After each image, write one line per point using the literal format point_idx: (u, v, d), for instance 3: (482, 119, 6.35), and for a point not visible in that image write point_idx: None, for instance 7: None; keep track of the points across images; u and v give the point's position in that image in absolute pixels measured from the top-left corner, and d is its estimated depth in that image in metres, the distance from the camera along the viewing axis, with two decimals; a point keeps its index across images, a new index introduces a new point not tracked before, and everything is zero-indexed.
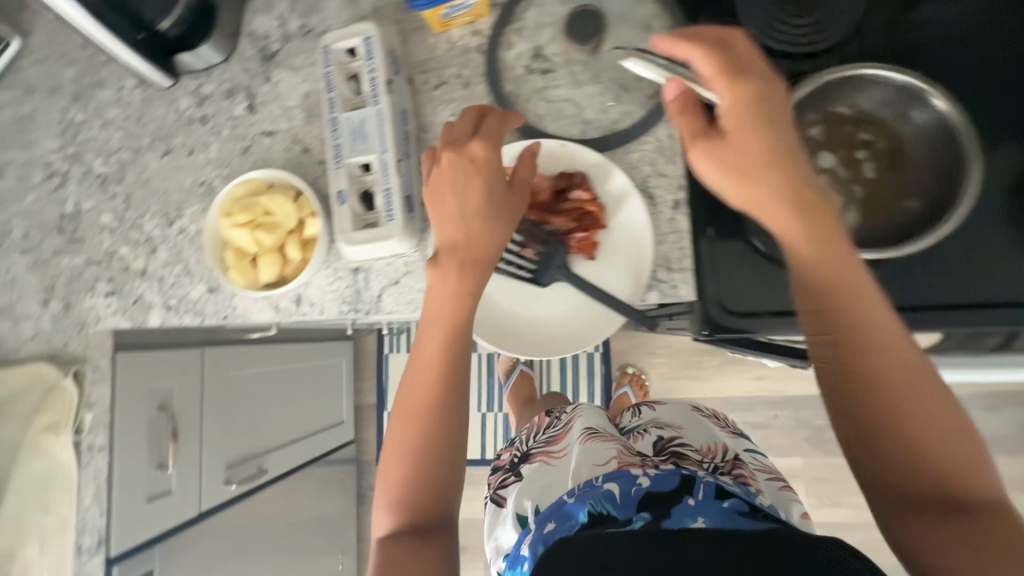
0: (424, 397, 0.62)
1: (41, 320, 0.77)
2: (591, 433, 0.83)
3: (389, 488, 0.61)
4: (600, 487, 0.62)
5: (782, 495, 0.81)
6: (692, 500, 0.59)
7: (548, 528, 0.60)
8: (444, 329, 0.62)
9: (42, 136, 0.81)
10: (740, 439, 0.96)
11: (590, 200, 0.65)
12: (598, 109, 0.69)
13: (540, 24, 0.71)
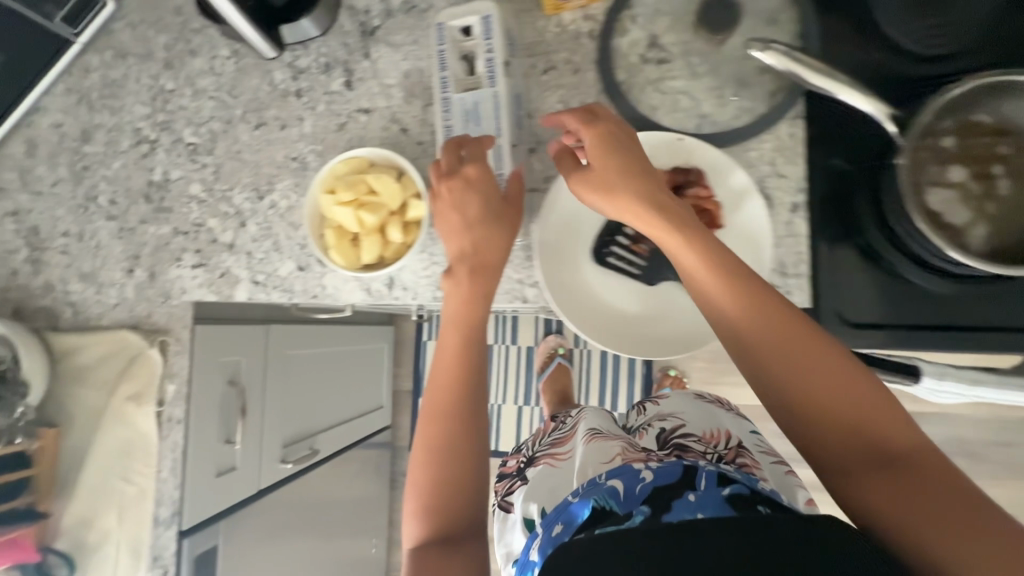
0: (442, 394, 0.65)
1: (125, 288, 0.77)
2: (595, 432, 0.68)
3: (418, 496, 0.62)
4: (604, 482, 0.51)
5: (788, 479, 0.69)
6: (693, 494, 0.48)
7: (556, 530, 0.51)
8: (461, 331, 0.65)
9: (132, 102, 0.80)
10: (747, 422, 0.79)
11: (707, 197, 0.63)
12: (716, 104, 0.66)
13: (659, 12, 0.68)
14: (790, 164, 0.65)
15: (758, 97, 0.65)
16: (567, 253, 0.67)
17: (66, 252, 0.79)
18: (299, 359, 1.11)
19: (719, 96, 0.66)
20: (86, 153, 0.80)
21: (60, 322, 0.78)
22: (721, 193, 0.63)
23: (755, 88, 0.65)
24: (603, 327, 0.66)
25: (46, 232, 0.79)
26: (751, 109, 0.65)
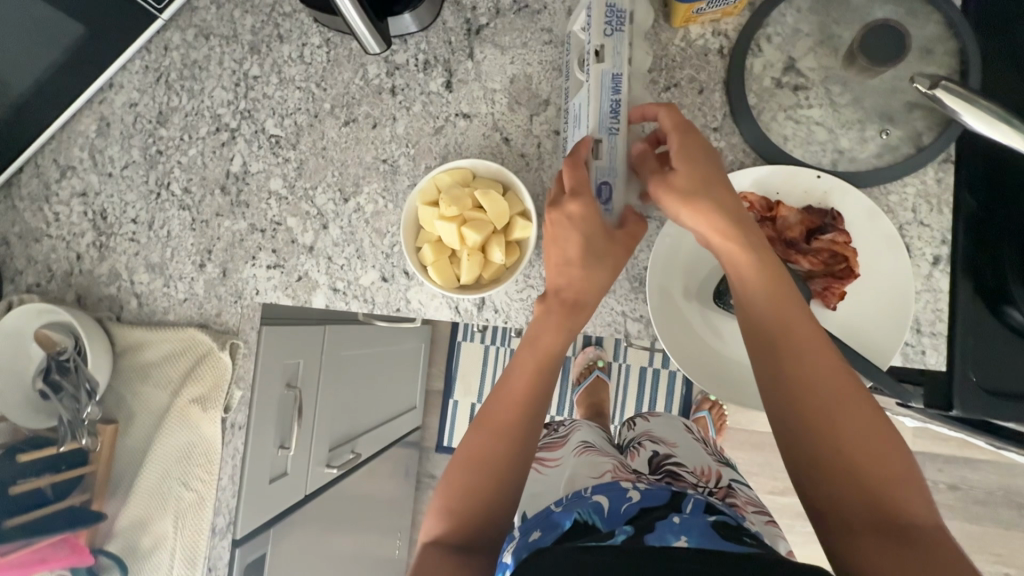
0: (506, 415, 0.57)
1: (195, 283, 0.73)
2: (586, 447, 0.80)
3: (445, 498, 0.55)
4: (589, 498, 0.61)
5: (768, 530, 0.71)
6: (676, 518, 0.55)
7: (533, 536, 0.59)
8: (541, 361, 0.59)
9: (213, 86, 0.75)
10: (728, 468, 0.88)
11: (844, 244, 0.58)
12: (855, 138, 0.61)
13: (798, 33, 0.62)
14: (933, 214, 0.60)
15: (903, 136, 0.60)
16: (681, 286, 0.62)
17: (136, 240, 0.75)
18: (347, 360, 1.06)
19: (859, 131, 0.61)
20: (161, 137, 0.76)
21: (125, 311, 0.75)
22: (861, 238, 0.58)
23: (900, 125, 0.60)
24: (715, 370, 0.61)
25: (115, 217, 0.76)
26: (895, 148, 0.60)
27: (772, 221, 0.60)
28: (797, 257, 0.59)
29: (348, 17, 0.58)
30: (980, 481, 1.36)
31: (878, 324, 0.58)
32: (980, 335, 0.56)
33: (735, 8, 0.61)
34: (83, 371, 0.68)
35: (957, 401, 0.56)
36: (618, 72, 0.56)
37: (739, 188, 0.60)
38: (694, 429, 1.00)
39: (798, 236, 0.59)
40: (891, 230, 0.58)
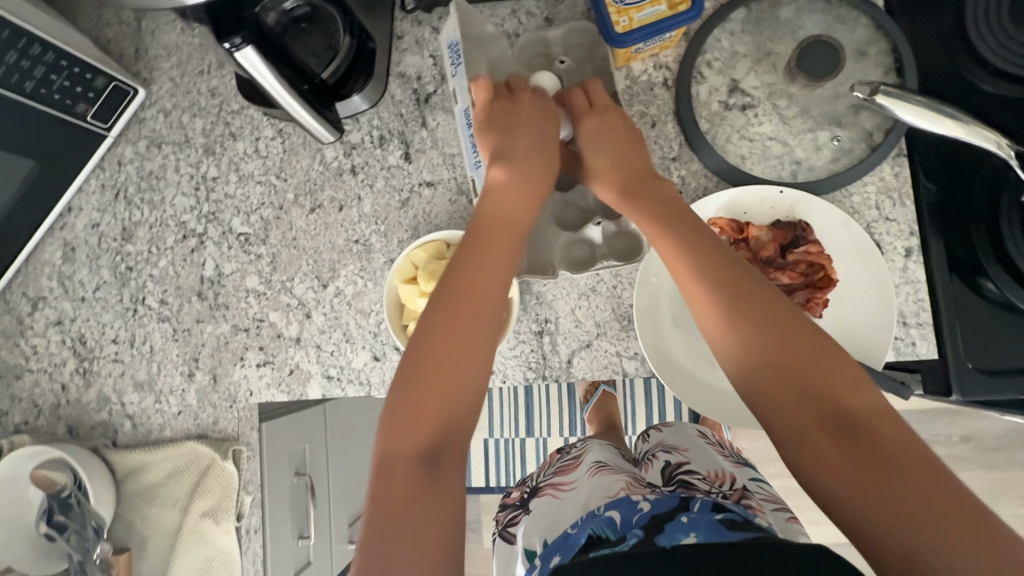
0: (484, 292, 0.54)
1: (187, 394, 0.72)
2: (599, 467, 0.79)
3: (416, 382, 0.51)
4: (602, 514, 0.62)
5: (789, 527, 0.70)
6: (684, 518, 0.57)
7: (552, 561, 0.61)
8: (501, 240, 0.57)
9: (173, 194, 0.75)
10: (746, 468, 0.88)
11: (818, 253, 0.59)
12: (809, 147, 0.62)
13: (735, 54, 0.64)
14: (897, 207, 0.60)
15: (855, 136, 0.61)
16: (668, 315, 0.62)
17: (120, 358, 0.74)
18: (352, 429, 1.05)
19: (811, 139, 0.62)
20: (129, 253, 0.75)
21: (119, 434, 0.73)
22: (833, 244, 0.60)
23: (849, 127, 0.62)
24: (711, 395, 0.61)
25: (95, 340, 0.75)
26: (849, 150, 0.61)
27: (746, 242, 0.61)
28: (774, 274, 0.60)
29: (295, 113, 0.60)
30: (996, 426, 1.36)
31: (862, 323, 0.58)
32: (970, 316, 0.59)
33: (671, 41, 0.63)
34: (87, 506, 0.67)
35: (956, 386, 0.58)
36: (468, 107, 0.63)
37: (708, 215, 0.62)
38: (709, 433, 0.99)
39: (773, 253, 0.60)
40: (858, 230, 0.59)
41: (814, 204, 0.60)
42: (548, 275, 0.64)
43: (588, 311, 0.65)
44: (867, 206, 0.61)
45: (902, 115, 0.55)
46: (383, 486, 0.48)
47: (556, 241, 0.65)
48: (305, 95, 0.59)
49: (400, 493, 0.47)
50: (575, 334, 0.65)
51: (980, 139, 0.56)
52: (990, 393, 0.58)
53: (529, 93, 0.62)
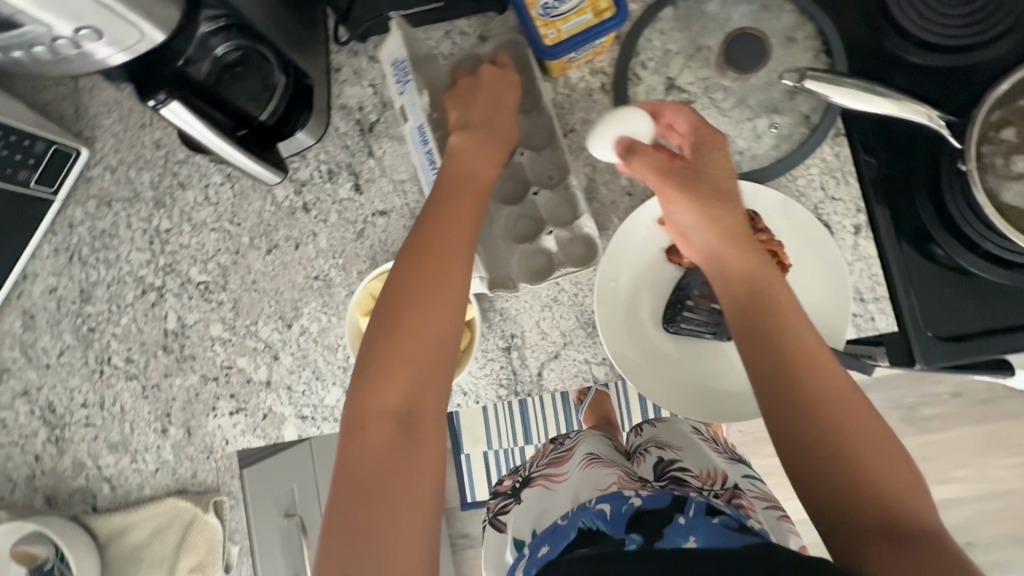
0: (445, 240, 0.53)
1: (163, 450, 0.71)
2: (591, 459, 0.78)
3: (384, 332, 0.51)
4: (593, 507, 0.63)
5: (778, 526, 0.73)
6: (682, 519, 0.57)
7: (541, 551, 0.62)
8: (462, 202, 0.55)
9: (128, 250, 0.74)
10: (739, 465, 0.87)
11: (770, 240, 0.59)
12: (750, 136, 0.63)
13: (668, 52, 0.65)
14: (841, 186, 0.61)
15: (793, 121, 0.62)
16: (631, 319, 0.62)
17: (91, 422, 0.73)
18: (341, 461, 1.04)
19: (752, 128, 0.63)
20: (90, 314, 0.74)
21: (99, 498, 0.73)
22: (784, 229, 0.60)
23: (787, 113, 0.62)
24: (683, 392, 0.61)
25: (64, 406, 0.74)
26: (789, 135, 0.62)
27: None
28: None
29: (225, 152, 0.58)
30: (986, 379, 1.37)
31: (818, 306, 0.59)
32: (925, 284, 0.60)
33: (603, 46, 0.63)
34: None
35: (919, 355, 0.60)
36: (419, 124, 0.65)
37: (657, 214, 0.62)
38: (702, 430, 0.98)
39: None
40: (805, 213, 0.59)
41: (759, 192, 0.60)
42: (508, 289, 0.64)
43: (553, 322, 0.65)
44: (813, 187, 0.61)
45: (830, 96, 0.57)
46: (350, 455, 0.49)
47: (513, 254, 0.65)
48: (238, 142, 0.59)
49: (364, 459, 0.48)
50: (542, 346, 0.65)
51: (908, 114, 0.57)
52: (960, 357, 0.59)
53: (492, 68, 0.61)
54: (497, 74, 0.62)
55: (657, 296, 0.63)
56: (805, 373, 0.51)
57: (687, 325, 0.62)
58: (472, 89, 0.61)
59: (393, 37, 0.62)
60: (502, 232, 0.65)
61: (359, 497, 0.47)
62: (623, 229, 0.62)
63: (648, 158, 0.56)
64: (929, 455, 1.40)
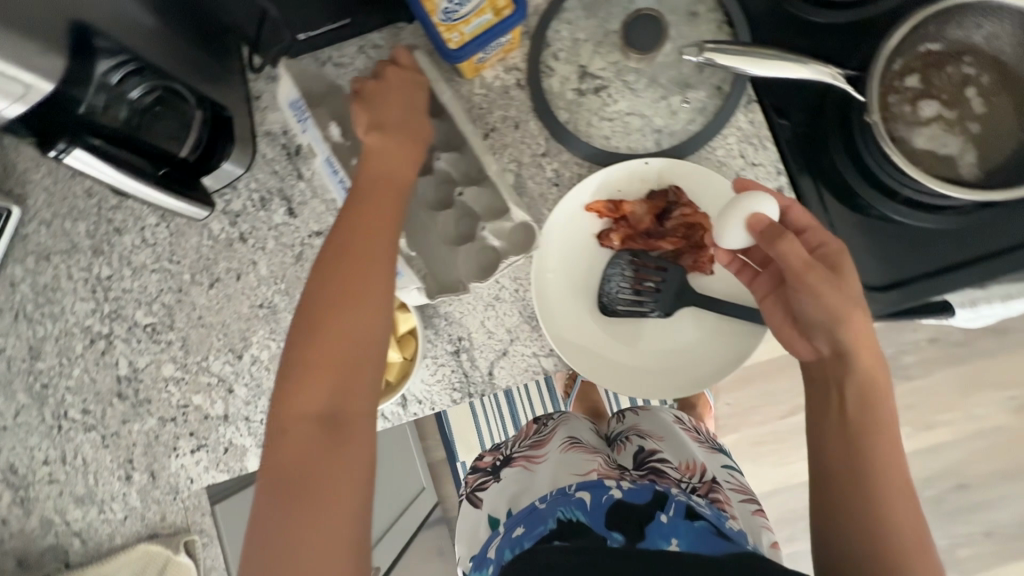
0: (361, 245, 0.53)
1: (130, 497, 0.71)
2: (571, 442, 0.79)
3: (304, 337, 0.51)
4: (573, 495, 0.63)
5: (753, 521, 0.71)
6: (663, 518, 0.60)
7: (517, 532, 0.62)
8: (377, 198, 0.55)
9: (72, 302, 0.74)
10: (719, 456, 0.85)
11: (694, 213, 0.62)
12: (666, 114, 0.64)
13: (576, 41, 0.66)
14: (760, 151, 0.62)
15: (706, 94, 0.63)
16: (572, 305, 0.63)
17: (54, 478, 0.72)
18: None
19: (667, 105, 0.64)
20: (41, 371, 0.74)
21: (72, 553, 0.72)
22: (707, 201, 0.62)
23: (698, 87, 0.63)
24: (631, 373, 0.62)
25: (26, 467, 0.73)
26: (703, 108, 0.63)
27: (624, 219, 0.63)
28: (659, 243, 0.63)
29: (143, 193, 0.59)
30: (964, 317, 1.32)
31: None
32: (852, 237, 0.62)
33: (512, 43, 0.64)
34: None
35: None
36: (328, 154, 0.64)
37: (584, 201, 0.63)
38: (684, 418, 0.95)
39: (653, 223, 0.63)
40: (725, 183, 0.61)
41: (680, 166, 0.61)
42: (458, 292, 0.63)
43: (498, 320, 0.65)
44: (732, 156, 0.62)
45: (733, 65, 0.57)
46: (274, 458, 0.49)
47: (459, 259, 0.64)
48: (158, 182, 0.60)
49: (286, 459, 0.49)
50: (490, 345, 0.65)
51: (813, 75, 0.57)
52: (889, 305, 0.62)
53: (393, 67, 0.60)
54: (403, 74, 0.60)
55: (595, 281, 0.64)
56: (868, 451, 0.52)
57: (625, 306, 0.62)
58: (380, 91, 0.59)
59: (286, 80, 0.63)
60: (441, 240, 0.65)
61: (282, 501, 0.47)
62: (551, 221, 0.62)
63: (792, 244, 0.52)
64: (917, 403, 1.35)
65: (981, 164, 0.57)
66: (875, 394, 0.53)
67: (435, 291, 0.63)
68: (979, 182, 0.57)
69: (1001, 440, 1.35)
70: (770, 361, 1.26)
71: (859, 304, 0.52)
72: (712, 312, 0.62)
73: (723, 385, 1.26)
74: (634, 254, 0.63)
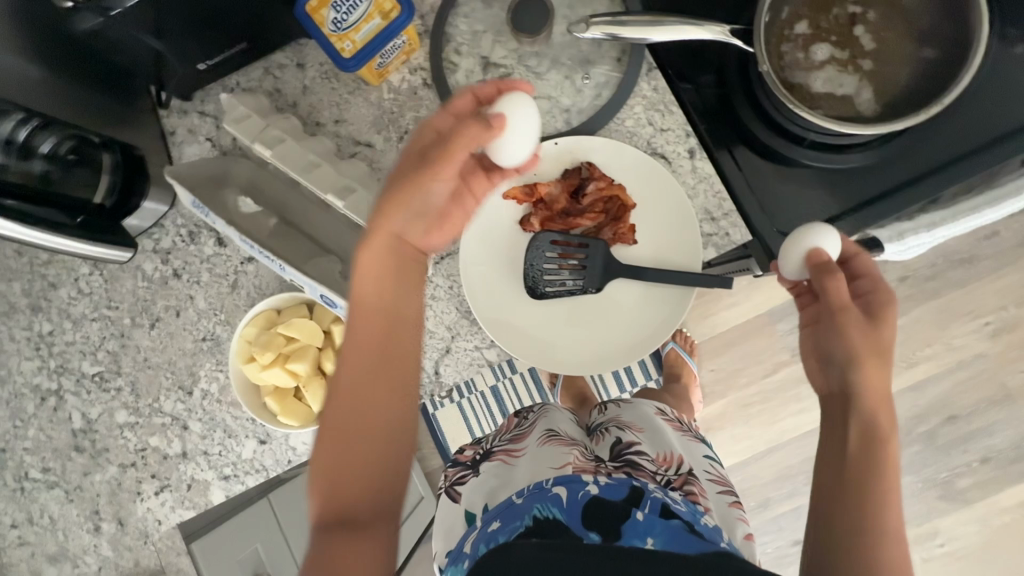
0: (377, 331, 0.48)
1: (102, 547, 0.71)
2: (549, 435, 0.68)
3: (334, 434, 0.47)
4: (549, 488, 0.54)
5: (728, 514, 0.62)
6: (639, 514, 0.51)
7: (492, 527, 0.54)
8: (375, 327, 0.48)
9: (16, 363, 0.73)
10: (701, 447, 0.75)
11: (607, 186, 0.64)
12: (571, 93, 0.65)
13: (475, 33, 0.66)
14: (666, 116, 0.65)
15: (607, 68, 0.64)
16: (502, 291, 0.65)
17: (25, 541, 0.72)
18: None
19: (571, 83, 0.65)
20: None
21: None
22: (621, 172, 0.64)
23: (599, 62, 0.64)
24: (567, 353, 0.64)
25: None
26: (606, 82, 0.64)
27: (542, 202, 0.65)
28: (578, 221, 0.65)
29: (68, 248, 0.56)
30: (937, 245, 1.20)
31: (666, 234, 0.64)
32: (770, 184, 0.62)
33: (410, 44, 0.64)
34: None
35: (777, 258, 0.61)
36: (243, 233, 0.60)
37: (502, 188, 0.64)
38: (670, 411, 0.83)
39: (569, 201, 0.65)
40: (633, 151, 0.63)
41: (588, 142, 0.64)
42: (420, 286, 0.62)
43: (436, 319, 0.66)
44: (641, 125, 0.65)
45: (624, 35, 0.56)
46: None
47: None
48: (78, 233, 0.57)
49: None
50: (433, 345, 0.66)
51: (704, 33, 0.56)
52: None
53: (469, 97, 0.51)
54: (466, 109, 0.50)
55: (523, 266, 0.64)
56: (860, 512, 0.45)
57: (551, 286, 0.64)
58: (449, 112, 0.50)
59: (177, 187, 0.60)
60: None
61: None
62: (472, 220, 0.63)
63: (841, 284, 0.48)
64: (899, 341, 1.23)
65: (879, 99, 0.58)
66: (885, 449, 0.47)
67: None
68: (878, 115, 0.58)
69: (989, 369, 1.22)
70: (742, 322, 1.25)
71: (881, 354, 0.48)
72: (639, 281, 0.64)
73: (702, 352, 1.26)
74: (555, 236, 0.65)
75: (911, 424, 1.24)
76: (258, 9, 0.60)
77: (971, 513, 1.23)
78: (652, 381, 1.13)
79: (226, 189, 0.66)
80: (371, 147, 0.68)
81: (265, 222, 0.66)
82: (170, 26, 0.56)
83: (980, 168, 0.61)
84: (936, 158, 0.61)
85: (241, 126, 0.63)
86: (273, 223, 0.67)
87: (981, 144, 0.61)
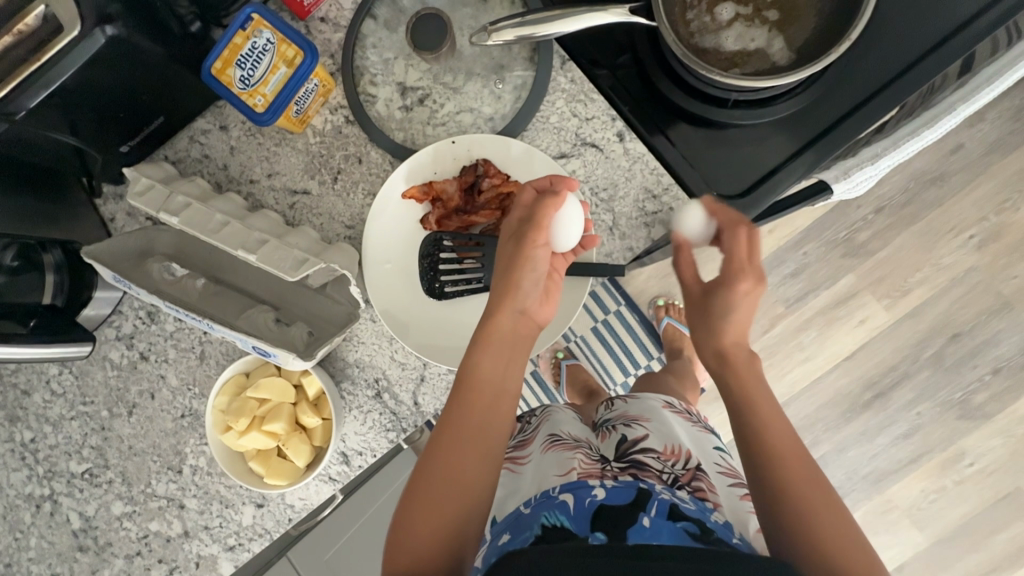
0: (487, 400, 0.52)
1: None
2: (553, 440, 0.60)
3: (422, 484, 0.48)
4: (554, 497, 0.49)
5: (738, 506, 0.53)
6: (646, 518, 0.47)
7: (502, 539, 0.48)
8: (485, 397, 0.52)
9: (5, 476, 0.72)
10: (714, 436, 0.67)
11: (502, 181, 0.65)
12: (493, 101, 0.66)
13: (387, 60, 0.66)
14: (587, 104, 0.65)
15: (522, 70, 0.65)
16: (404, 306, 0.66)
17: None
18: None
19: (490, 92, 0.66)
20: None
21: None
22: (511, 166, 0.65)
23: (513, 65, 0.65)
24: None
25: None
26: (523, 85, 0.66)
27: (439, 199, 0.65)
28: (475, 217, 0.67)
29: (44, 353, 0.57)
30: (900, 170, 1.20)
31: None
32: (705, 153, 0.62)
33: (324, 85, 0.64)
34: None
35: None
36: (163, 301, 0.59)
37: (401, 190, 0.65)
38: (673, 401, 0.75)
39: (465, 199, 0.66)
40: (522, 145, 0.65)
41: (481, 137, 0.65)
42: (354, 321, 0.62)
43: (405, 350, 0.67)
44: (566, 118, 0.66)
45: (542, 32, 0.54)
46: None
47: (335, 296, 0.64)
48: (42, 338, 0.58)
49: None
50: (406, 376, 0.67)
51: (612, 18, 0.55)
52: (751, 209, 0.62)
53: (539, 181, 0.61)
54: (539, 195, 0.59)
55: (418, 269, 0.67)
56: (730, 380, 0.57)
57: (451, 285, 0.66)
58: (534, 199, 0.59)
59: (97, 264, 0.58)
60: (296, 287, 0.66)
61: None
62: (370, 237, 0.66)
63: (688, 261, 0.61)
64: (886, 273, 1.22)
65: (792, 46, 0.57)
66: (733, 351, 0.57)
67: (318, 345, 0.60)
68: (793, 63, 0.57)
69: (982, 281, 1.21)
70: None
71: (711, 313, 0.59)
72: None
73: None
74: (448, 235, 0.66)
75: (916, 350, 1.23)
76: (165, 82, 0.59)
77: (994, 425, 1.23)
78: (655, 360, 1.15)
79: (152, 259, 0.65)
80: (308, 194, 0.68)
81: (193, 284, 0.65)
82: (79, 118, 0.55)
83: (911, 90, 0.59)
84: (866, 87, 0.60)
85: (145, 200, 0.61)
86: (201, 285, 0.66)
87: (907, 66, 0.60)
